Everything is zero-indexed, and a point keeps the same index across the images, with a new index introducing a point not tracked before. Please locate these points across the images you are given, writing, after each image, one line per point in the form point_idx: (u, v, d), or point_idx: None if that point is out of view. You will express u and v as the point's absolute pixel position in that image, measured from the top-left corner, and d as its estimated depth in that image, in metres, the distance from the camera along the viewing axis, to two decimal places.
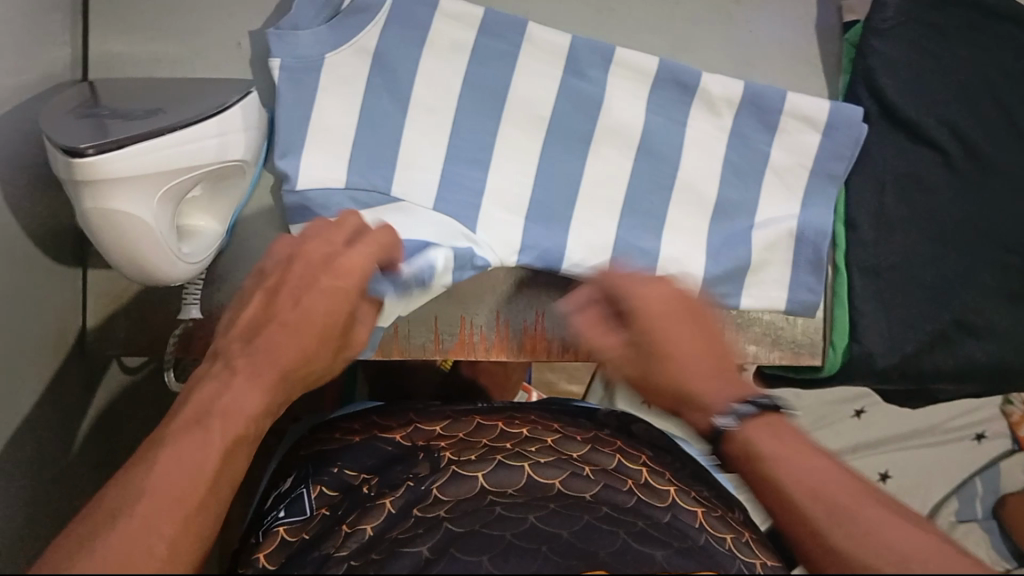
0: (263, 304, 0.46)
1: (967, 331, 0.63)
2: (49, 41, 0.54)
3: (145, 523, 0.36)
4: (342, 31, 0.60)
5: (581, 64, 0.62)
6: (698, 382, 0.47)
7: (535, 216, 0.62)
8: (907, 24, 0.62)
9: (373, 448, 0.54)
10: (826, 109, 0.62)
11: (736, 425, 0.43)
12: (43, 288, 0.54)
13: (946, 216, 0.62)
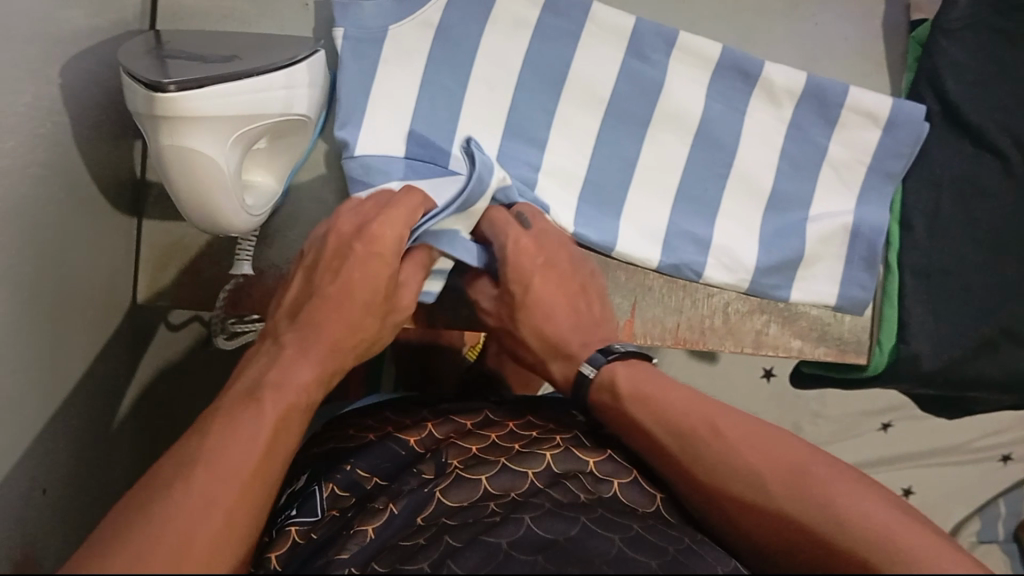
0: (308, 282, 0.51)
1: (1011, 339, 0.63)
2: None
3: (206, 486, 0.36)
4: (405, 7, 0.60)
5: (644, 46, 0.61)
6: (560, 335, 0.58)
7: (588, 197, 0.62)
8: (979, 26, 0.61)
9: (383, 447, 0.50)
10: (889, 106, 0.61)
11: (592, 372, 0.52)
12: (96, 233, 0.55)
13: (1000, 224, 0.61)
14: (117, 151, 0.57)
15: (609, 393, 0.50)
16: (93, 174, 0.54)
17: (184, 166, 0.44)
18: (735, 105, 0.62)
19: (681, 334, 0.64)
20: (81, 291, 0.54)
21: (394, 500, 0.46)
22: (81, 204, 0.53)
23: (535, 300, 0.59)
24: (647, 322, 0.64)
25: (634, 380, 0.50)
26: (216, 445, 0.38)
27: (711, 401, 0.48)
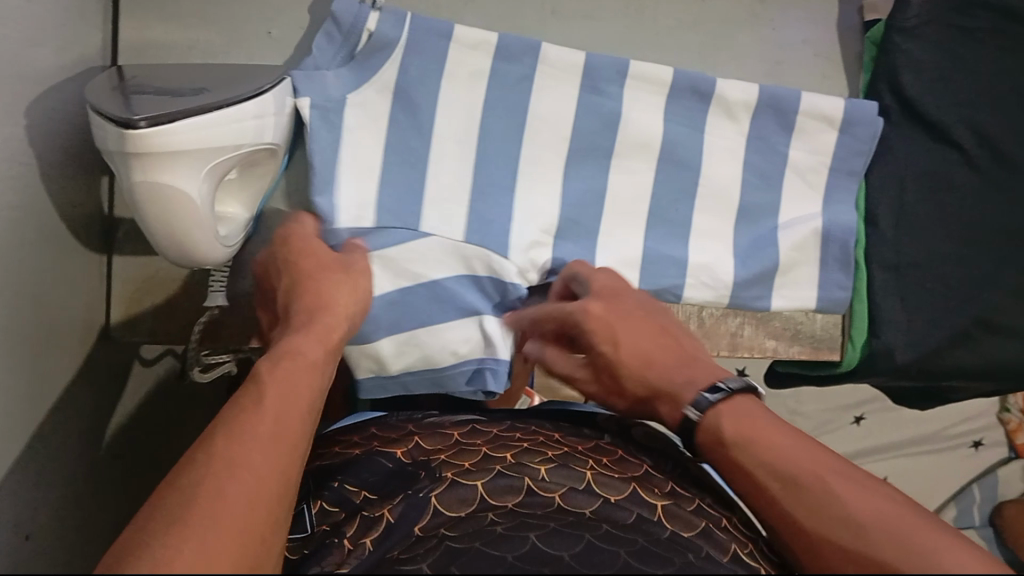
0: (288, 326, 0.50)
1: (988, 330, 0.64)
2: (76, 27, 0.54)
3: (225, 506, 0.34)
4: (362, 72, 0.57)
5: (598, 79, 0.61)
6: (661, 377, 0.51)
7: (565, 234, 0.61)
8: (935, 21, 0.62)
9: (372, 461, 0.50)
10: (842, 107, 0.63)
11: (699, 416, 0.48)
12: (66, 276, 0.54)
13: (965, 215, 0.63)
14: (84, 187, 0.56)
15: (710, 432, 0.47)
16: (62, 209, 0.53)
17: (159, 202, 0.44)
18: (702, 113, 0.63)
19: None
20: (53, 328, 0.53)
21: (389, 508, 0.46)
22: (51, 239, 0.52)
23: (627, 355, 0.53)
24: None
25: (736, 415, 0.47)
26: (231, 464, 0.36)
27: (807, 443, 0.45)
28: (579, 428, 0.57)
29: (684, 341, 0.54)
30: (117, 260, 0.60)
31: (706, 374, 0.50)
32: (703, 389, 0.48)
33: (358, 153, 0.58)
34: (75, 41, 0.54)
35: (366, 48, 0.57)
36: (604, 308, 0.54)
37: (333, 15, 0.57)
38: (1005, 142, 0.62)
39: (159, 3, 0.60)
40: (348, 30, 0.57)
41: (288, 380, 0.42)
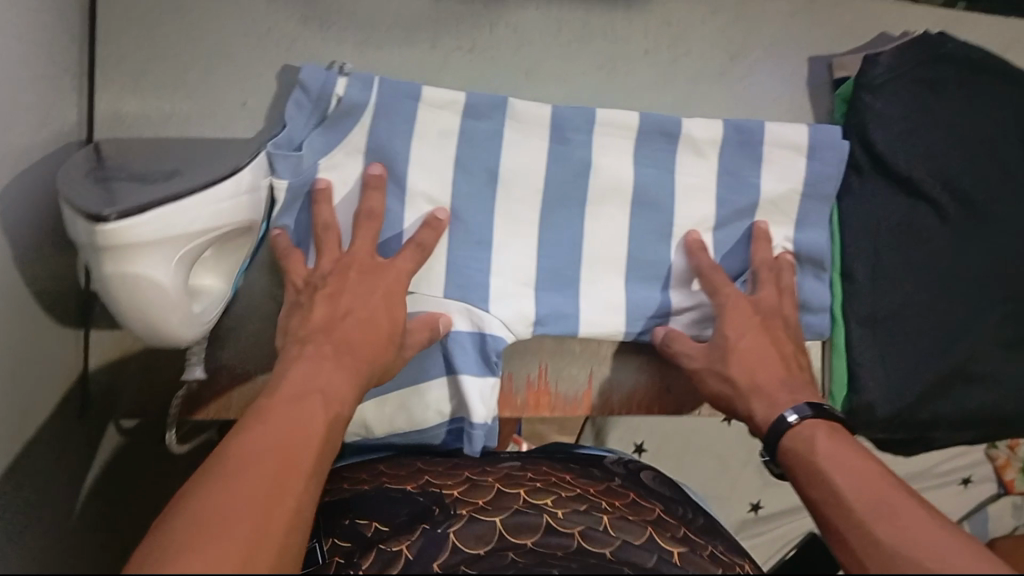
0: (330, 305, 0.53)
1: (963, 379, 0.64)
2: (51, 104, 0.54)
3: (270, 452, 0.39)
4: (335, 137, 0.56)
5: (567, 130, 0.60)
6: (769, 383, 0.57)
7: (547, 284, 0.62)
8: (900, 79, 0.64)
9: (386, 496, 0.51)
10: (807, 134, 0.62)
11: (798, 421, 0.53)
12: (42, 352, 0.54)
13: (940, 266, 0.64)
14: (60, 262, 0.56)
15: (797, 441, 0.52)
16: (37, 286, 0.53)
17: (130, 291, 0.44)
18: (675, 172, 0.62)
19: (635, 397, 0.67)
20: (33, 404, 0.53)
21: (407, 543, 0.46)
22: (24, 315, 0.52)
23: (745, 349, 0.59)
24: (605, 390, 0.67)
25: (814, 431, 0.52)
26: (280, 426, 0.42)
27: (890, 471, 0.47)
28: (590, 468, 0.59)
29: (777, 337, 0.60)
30: (94, 335, 0.60)
31: (808, 396, 0.56)
32: (784, 412, 0.54)
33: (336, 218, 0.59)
34: (50, 119, 0.54)
35: (336, 112, 0.56)
36: (754, 315, 0.60)
37: (300, 83, 0.55)
38: (975, 191, 0.63)
39: (132, 78, 0.60)
40: (318, 96, 0.55)
41: (324, 371, 0.48)
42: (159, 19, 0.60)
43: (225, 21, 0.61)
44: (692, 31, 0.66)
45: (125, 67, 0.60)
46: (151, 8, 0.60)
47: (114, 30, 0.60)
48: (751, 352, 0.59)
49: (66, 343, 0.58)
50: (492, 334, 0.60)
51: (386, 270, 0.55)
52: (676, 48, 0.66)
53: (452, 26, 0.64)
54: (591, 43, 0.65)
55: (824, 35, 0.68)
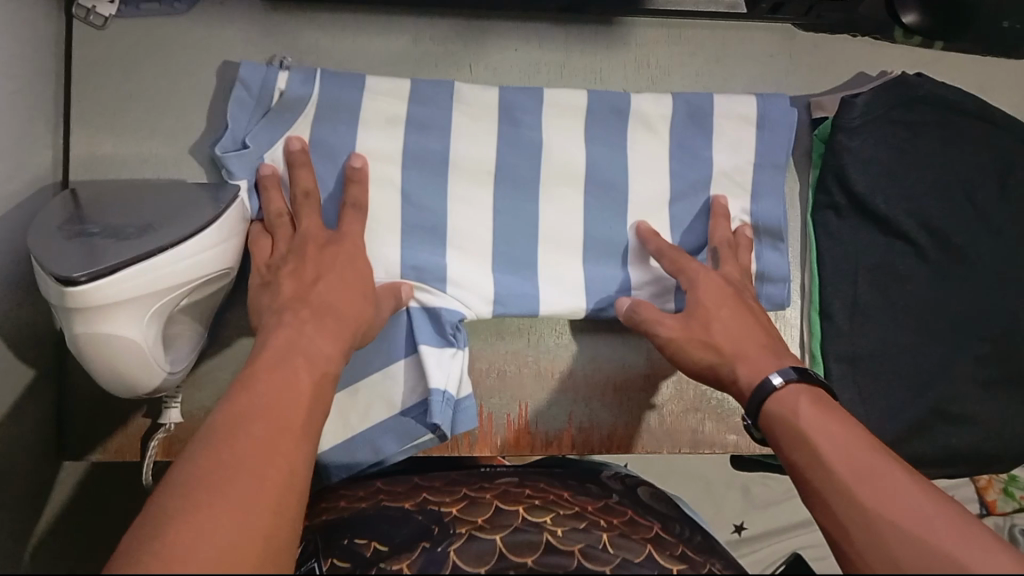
0: (298, 273, 0.52)
1: (944, 419, 0.64)
2: (26, 147, 0.54)
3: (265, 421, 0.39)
4: (280, 125, 0.59)
5: (516, 111, 0.63)
6: (755, 349, 0.54)
7: (504, 266, 0.61)
8: (875, 122, 0.64)
9: (384, 519, 0.50)
10: (756, 104, 0.64)
11: (782, 383, 0.51)
12: (17, 395, 0.54)
13: (919, 305, 0.64)
14: (34, 306, 0.56)
15: (778, 401, 0.50)
16: (9, 328, 0.53)
17: (106, 347, 0.44)
18: (642, 200, 0.63)
19: (618, 435, 0.65)
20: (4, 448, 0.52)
21: (407, 563, 0.45)
22: None
23: (726, 318, 0.56)
24: (586, 429, 0.64)
25: (801, 394, 0.50)
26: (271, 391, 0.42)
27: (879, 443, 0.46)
28: (589, 485, 0.58)
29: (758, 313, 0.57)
30: (70, 376, 0.59)
31: (793, 361, 0.54)
32: (770, 374, 0.52)
33: None
34: (25, 162, 0.54)
35: (279, 103, 0.59)
36: (728, 287, 0.58)
37: (240, 81, 0.59)
38: (950, 232, 0.64)
39: (107, 121, 0.60)
40: (259, 91, 0.59)
41: (313, 332, 0.47)
42: (136, 63, 0.61)
43: (204, 64, 0.62)
44: (672, 72, 0.66)
45: (102, 110, 0.60)
46: (128, 53, 0.61)
47: (90, 73, 0.60)
48: (732, 317, 0.56)
49: (43, 387, 0.58)
50: (447, 307, 0.59)
51: (344, 239, 0.55)
52: (655, 87, 0.66)
53: (431, 67, 0.64)
54: (570, 84, 0.65)
55: (802, 77, 0.68)
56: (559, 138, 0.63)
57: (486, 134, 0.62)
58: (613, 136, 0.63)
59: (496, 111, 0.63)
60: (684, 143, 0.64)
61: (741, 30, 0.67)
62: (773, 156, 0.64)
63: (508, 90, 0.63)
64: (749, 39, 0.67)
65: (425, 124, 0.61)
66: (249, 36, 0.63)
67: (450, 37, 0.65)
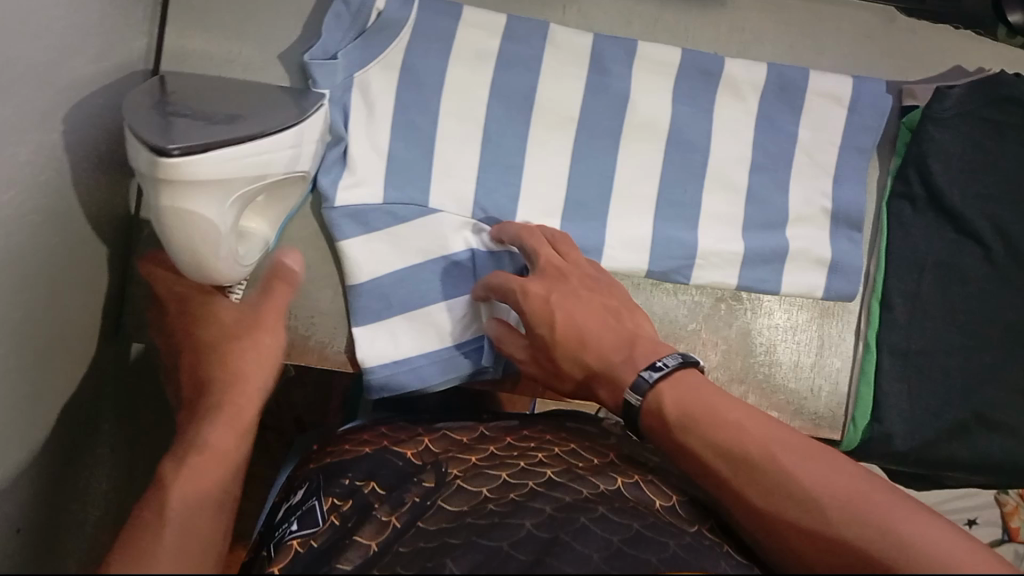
0: (192, 357, 0.48)
1: (985, 427, 0.63)
2: (123, 25, 0.55)
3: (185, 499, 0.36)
4: (373, 49, 0.59)
5: (605, 60, 0.62)
6: (598, 361, 0.52)
7: (572, 215, 0.61)
8: (965, 117, 0.63)
9: (384, 459, 0.51)
10: (850, 85, 0.64)
11: (639, 401, 0.48)
12: (87, 265, 0.55)
13: (979, 310, 0.63)
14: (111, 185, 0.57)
15: (659, 419, 0.47)
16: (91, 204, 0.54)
17: (185, 228, 0.45)
18: (718, 162, 0.63)
19: None
20: (68, 316, 0.53)
21: (396, 514, 0.45)
22: (75, 227, 0.53)
23: (562, 325, 0.53)
24: None
25: (680, 398, 0.47)
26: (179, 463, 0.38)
27: (767, 417, 0.46)
28: (585, 428, 0.56)
29: (570, 308, 0.53)
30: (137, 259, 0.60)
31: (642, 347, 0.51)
32: (642, 369, 0.48)
33: (370, 174, 0.59)
34: (121, 41, 0.55)
35: (375, 26, 0.59)
36: (544, 293, 0.54)
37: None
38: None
39: (201, 16, 0.61)
40: (358, 10, 0.59)
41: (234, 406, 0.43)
42: None
43: None
44: (762, 40, 0.66)
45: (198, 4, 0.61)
46: None
47: None
48: (579, 316, 0.53)
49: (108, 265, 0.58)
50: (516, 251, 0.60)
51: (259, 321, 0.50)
52: (744, 54, 0.65)
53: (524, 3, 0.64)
54: (660, 39, 0.65)
55: (896, 64, 0.66)
56: (642, 92, 0.63)
57: (570, 79, 0.62)
58: (699, 99, 0.63)
59: (584, 57, 0.62)
60: (767, 116, 0.63)
61: (840, 9, 0.67)
62: (855, 143, 0.64)
63: (600, 39, 0.63)
64: (848, 18, 0.66)
65: (513, 62, 0.61)
66: None
67: None
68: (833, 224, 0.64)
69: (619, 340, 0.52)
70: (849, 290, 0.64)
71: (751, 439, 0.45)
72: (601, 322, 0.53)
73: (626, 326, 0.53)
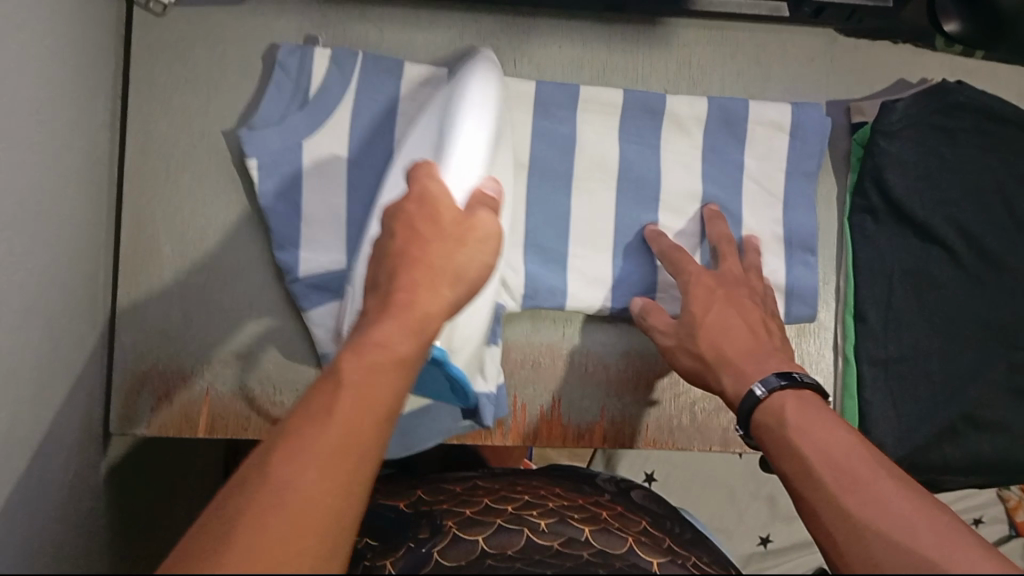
0: (389, 278, 0.41)
1: (974, 426, 0.63)
2: (89, 116, 0.57)
3: (348, 416, 0.33)
4: (317, 115, 0.61)
5: (550, 105, 0.64)
6: (738, 354, 0.54)
7: (535, 256, 0.63)
8: (916, 126, 0.65)
9: (379, 515, 0.52)
10: (789, 111, 0.65)
11: (765, 393, 0.49)
12: (70, 347, 0.55)
13: (953, 313, 0.64)
14: (89, 272, 0.58)
15: (779, 422, 0.47)
16: (73, 297, 0.55)
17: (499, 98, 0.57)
18: (669, 193, 0.64)
19: (650, 435, 0.65)
20: (49, 397, 0.53)
21: (392, 561, 0.46)
22: (55, 308, 0.53)
23: (710, 323, 0.56)
24: (617, 424, 0.65)
25: (798, 412, 0.47)
26: (341, 404, 0.33)
27: (875, 450, 0.43)
28: (581, 485, 0.57)
29: (717, 315, 0.56)
30: (118, 344, 0.60)
31: (778, 361, 0.53)
32: (754, 384, 0.50)
33: (319, 246, 0.60)
34: (86, 124, 0.56)
35: (317, 91, 0.61)
36: (710, 287, 0.58)
37: (278, 65, 0.62)
38: (984, 235, 0.64)
39: (166, 107, 0.63)
40: (297, 77, 0.61)
41: (372, 384, 0.35)
42: (194, 49, 0.63)
43: (257, 58, 0.64)
44: (710, 72, 0.68)
45: (151, 90, 0.62)
46: (181, 35, 0.63)
47: (150, 58, 0.63)
48: (725, 313, 0.56)
49: (92, 353, 0.59)
50: (489, 302, 0.60)
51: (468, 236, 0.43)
52: (695, 86, 0.67)
53: (478, 58, 0.66)
54: (612, 81, 0.67)
55: (840, 84, 0.68)
56: (589, 131, 0.64)
57: (516, 126, 0.63)
58: (646, 134, 0.65)
59: (532, 104, 0.63)
60: (713, 146, 0.65)
61: (787, 35, 0.68)
62: (803, 166, 0.65)
63: (542, 84, 0.64)
64: (794, 47, 0.68)
65: None
66: (301, 22, 0.65)
67: (495, 33, 0.66)
68: (788, 249, 0.65)
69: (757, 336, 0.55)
70: (807, 313, 0.64)
71: (838, 447, 0.43)
72: (754, 325, 0.56)
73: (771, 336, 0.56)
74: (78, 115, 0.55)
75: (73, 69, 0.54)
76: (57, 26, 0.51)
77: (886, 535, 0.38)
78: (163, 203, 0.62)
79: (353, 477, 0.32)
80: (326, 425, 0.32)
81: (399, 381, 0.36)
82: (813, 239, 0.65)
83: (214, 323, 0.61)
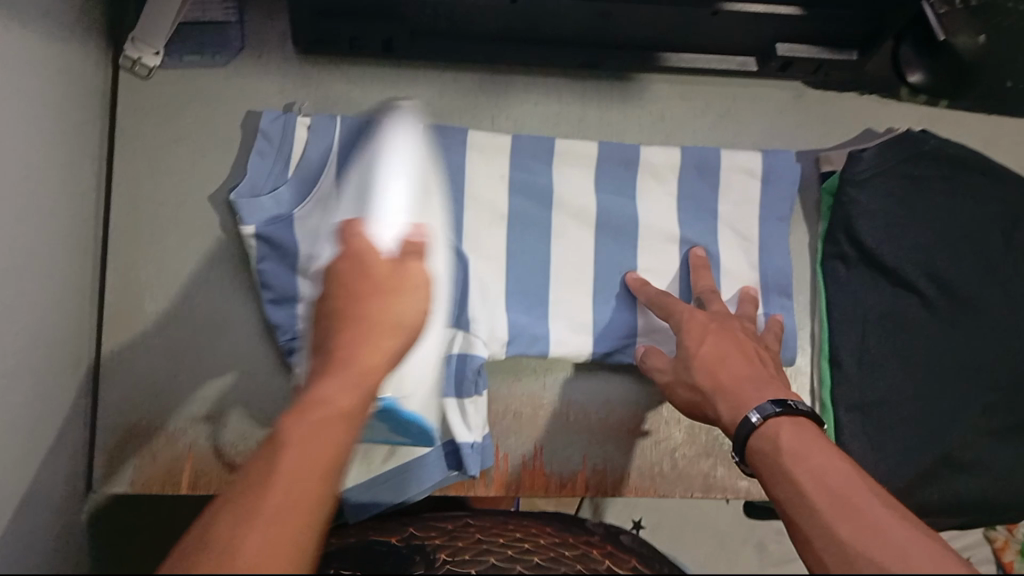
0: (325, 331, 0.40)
1: (951, 468, 0.64)
2: (75, 172, 0.58)
3: (289, 485, 0.33)
4: (306, 184, 0.61)
5: (527, 159, 0.65)
6: (735, 378, 0.53)
7: (517, 305, 0.63)
8: (883, 175, 0.67)
9: (373, 545, 0.51)
10: (761, 158, 0.67)
11: (761, 420, 0.49)
12: (55, 399, 0.56)
13: (927, 355, 0.65)
14: (75, 327, 0.59)
15: (773, 446, 0.47)
16: (57, 352, 0.56)
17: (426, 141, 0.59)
18: (646, 242, 0.66)
19: (633, 483, 0.65)
20: (34, 449, 0.53)
21: None
22: (39, 362, 0.53)
23: (705, 354, 0.55)
24: (600, 472, 0.65)
25: (792, 438, 0.47)
26: (284, 472, 0.33)
27: (864, 476, 0.43)
28: (570, 527, 0.57)
29: (708, 347, 0.56)
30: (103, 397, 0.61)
31: (775, 388, 0.52)
32: (750, 411, 0.50)
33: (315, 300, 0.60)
34: (71, 181, 0.57)
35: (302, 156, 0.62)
36: (703, 320, 0.58)
37: (261, 133, 0.63)
38: (957, 279, 0.65)
39: (151, 164, 0.64)
40: (280, 144, 0.63)
41: (313, 443, 0.34)
42: (179, 110, 0.65)
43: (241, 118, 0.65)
44: (683, 125, 0.69)
45: (137, 149, 0.64)
46: (166, 96, 0.65)
47: (136, 118, 0.64)
48: (718, 343, 0.56)
49: (77, 405, 0.59)
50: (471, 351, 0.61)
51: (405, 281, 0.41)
52: (668, 138, 0.69)
53: (458, 115, 0.68)
54: (588, 136, 0.68)
55: (811, 134, 0.70)
56: (566, 183, 0.66)
57: (494, 180, 0.65)
58: (621, 185, 0.66)
59: (509, 152, 0.65)
60: (688, 195, 0.67)
61: (755, 88, 0.70)
62: (775, 214, 0.67)
63: (519, 138, 0.66)
64: (763, 99, 0.70)
65: None
66: (284, 84, 0.66)
67: (473, 90, 0.68)
68: (766, 294, 0.66)
69: (753, 364, 0.55)
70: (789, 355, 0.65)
71: (825, 471, 0.43)
72: (747, 355, 0.55)
73: (765, 365, 0.55)
74: (64, 171, 0.56)
75: (59, 128, 0.55)
76: (44, 86, 0.52)
77: (871, 553, 0.37)
78: (147, 258, 0.63)
79: (305, 542, 0.32)
80: (266, 498, 0.32)
81: (344, 442, 0.36)
82: (789, 284, 0.66)
83: (198, 379, 0.62)
